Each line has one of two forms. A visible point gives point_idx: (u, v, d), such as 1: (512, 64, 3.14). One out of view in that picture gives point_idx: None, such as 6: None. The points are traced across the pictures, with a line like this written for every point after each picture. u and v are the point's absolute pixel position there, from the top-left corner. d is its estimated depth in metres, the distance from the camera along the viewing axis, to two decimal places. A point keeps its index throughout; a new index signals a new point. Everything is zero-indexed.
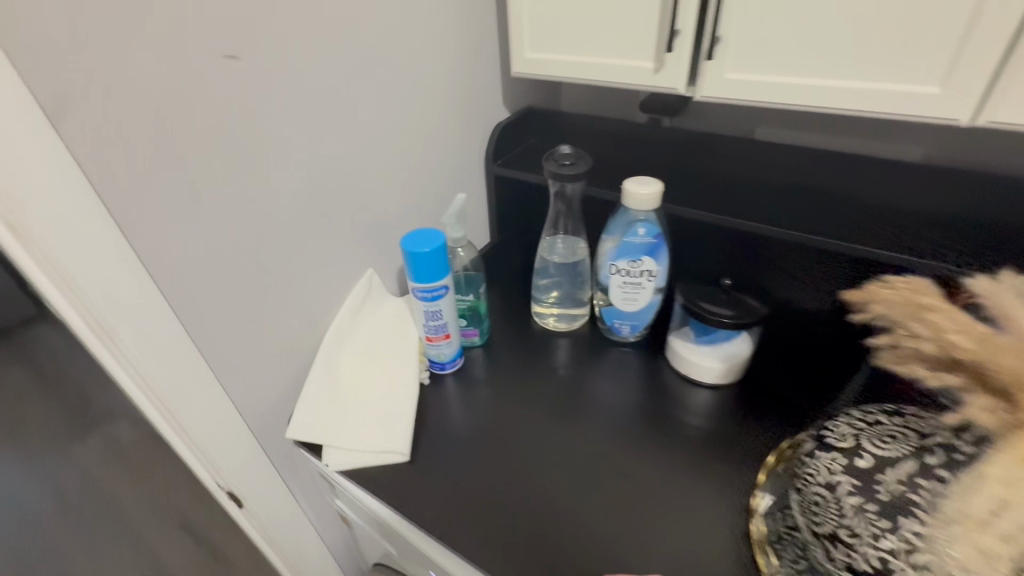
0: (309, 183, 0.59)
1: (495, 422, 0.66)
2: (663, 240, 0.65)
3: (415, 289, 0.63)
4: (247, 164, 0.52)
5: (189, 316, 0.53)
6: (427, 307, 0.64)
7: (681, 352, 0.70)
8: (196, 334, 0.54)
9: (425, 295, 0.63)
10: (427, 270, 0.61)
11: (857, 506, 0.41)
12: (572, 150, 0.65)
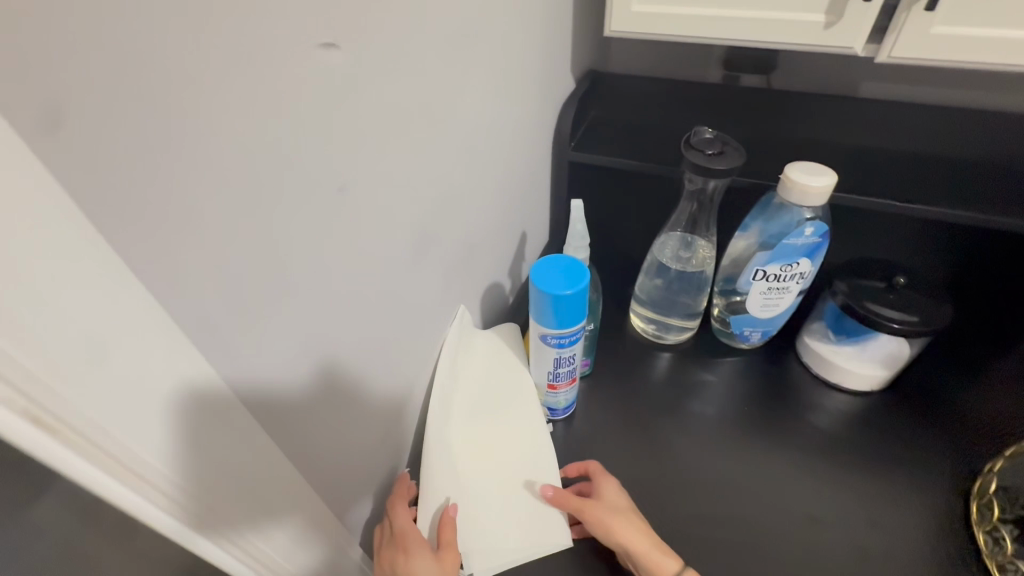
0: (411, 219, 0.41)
1: (642, 475, 0.55)
2: (827, 239, 0.54)
3: (544, 335, 0.49)
4: (353, 206, 0.34)
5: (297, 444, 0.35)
6: (557, 353, 0.51)
7: (823, 355, 0.62)
8: (306, 464, 0.37)
9: (557, 343, 0.49)
10: (566, 317, 0.47)
11: None
12: (714, 134, 0.53)
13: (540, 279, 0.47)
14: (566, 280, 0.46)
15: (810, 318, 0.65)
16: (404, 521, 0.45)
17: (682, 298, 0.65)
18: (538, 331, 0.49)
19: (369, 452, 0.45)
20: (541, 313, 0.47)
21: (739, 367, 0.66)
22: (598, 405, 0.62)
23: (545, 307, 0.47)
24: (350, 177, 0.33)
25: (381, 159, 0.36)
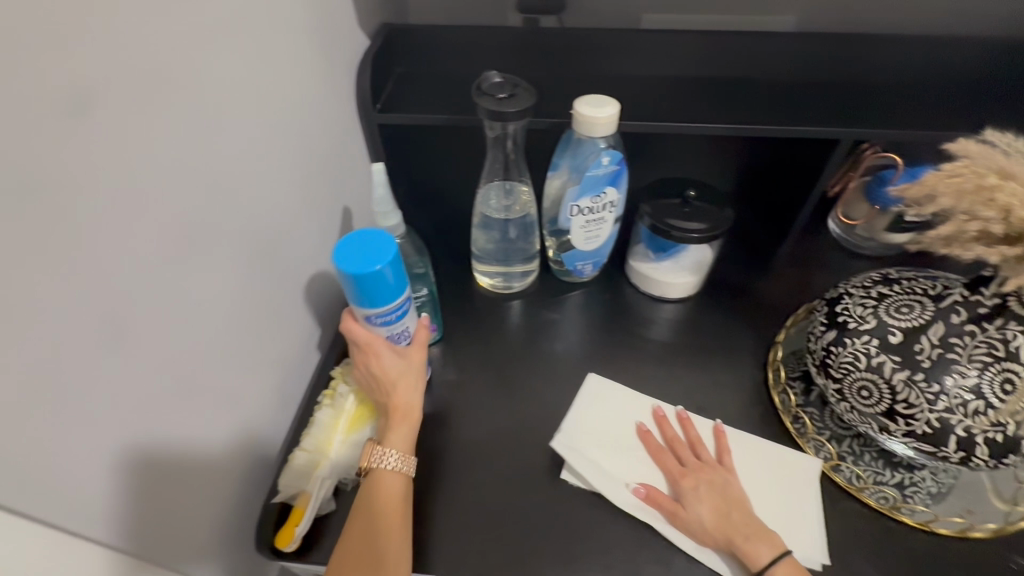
0: (166, 217, 0.36)
1: (503, 426, 0.57)
2: (623, 164, 0.58)
3: (369, 317, 0.47)
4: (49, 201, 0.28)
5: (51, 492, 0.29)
6: (389, 331, 0.49)
7: (646, 274, 0.67)
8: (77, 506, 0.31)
9: (383, 322, 0.48)
10: (383, 293, 0.45)
11: (861, 356, 0.47)
12: (501, 78, 0.52)
13: (346, 260, 0.44)
14: (372, 256, 0.44)
15: (632, 242, 0.70)
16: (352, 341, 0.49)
17: (515, 246, 0.66)
18: (362, 316, 0.47)
19: (187, 482, 0.40)
20: (354, 293, 0.45)
21: (580, 302, 0.69)
22: (453, 369, 0.62)
23: (361, 287, 0.44)
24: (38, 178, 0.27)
25: (85, 150, 0.30)
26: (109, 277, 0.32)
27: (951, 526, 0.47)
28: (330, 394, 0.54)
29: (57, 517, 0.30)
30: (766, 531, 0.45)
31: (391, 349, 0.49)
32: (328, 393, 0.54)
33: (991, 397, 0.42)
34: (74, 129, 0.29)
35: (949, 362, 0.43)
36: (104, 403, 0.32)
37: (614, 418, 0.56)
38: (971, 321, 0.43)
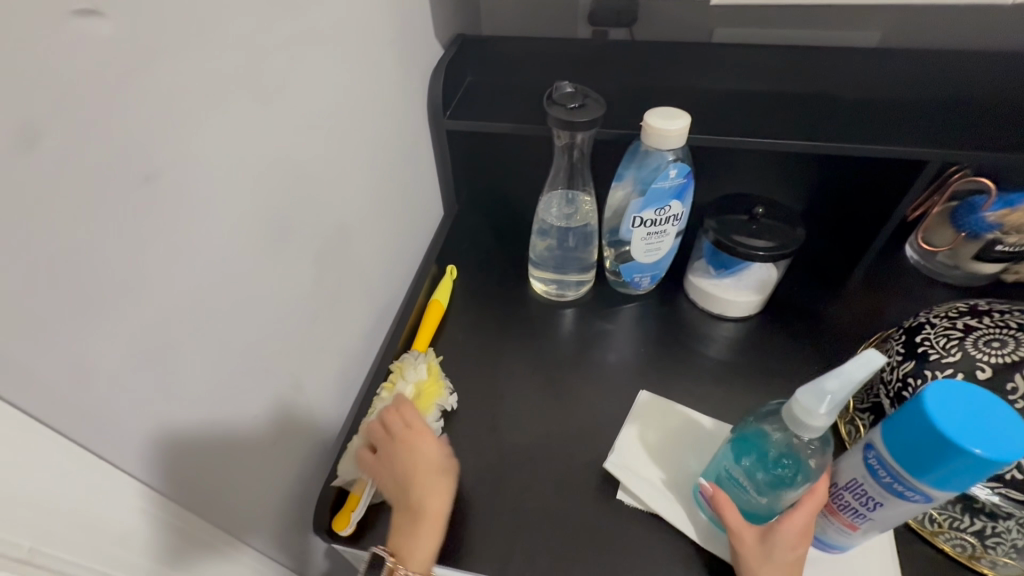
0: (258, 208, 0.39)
1: (551, 432, 0.57)
2: (690, 178, 0.58)
3: (885, 478, 0.36)
4: (171, 187, 0.31)
5: (147, 450, 0.32)
6: (862, 477, 0.37)
7: (706, 291, 0.65)
8: (169, 465, 0.34)
9: (891, 485, 0.36)
10: (951, 478, 0.32)
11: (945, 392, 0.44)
12: (573, 88, 0.53)
13: (935, 407, 0.32)
14: (1005, 440, 0.30)
15: (693, 257, 0.68)
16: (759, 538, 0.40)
17: (574, 254, 0.67)
18: (885, 456, 0.35)
19: (256, 455, 0.43)
20: (896, 460, 0.34)
21: (635, 313, 0.68)
22: (506, 373, 0.62)
23: (905, 436, 0.33)
24: (159, 166, 0.30)
25: (201, 142, 0.33)
26: (209, 257, 0.35)
27: None
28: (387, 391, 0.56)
29: (148, 478, 0.33)
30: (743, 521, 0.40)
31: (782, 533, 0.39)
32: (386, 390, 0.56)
33: None
34: (197, 123, 0.32)
35: None
36: (198, 375, 0.35)
37: (665, 435, 0.55)
38: None
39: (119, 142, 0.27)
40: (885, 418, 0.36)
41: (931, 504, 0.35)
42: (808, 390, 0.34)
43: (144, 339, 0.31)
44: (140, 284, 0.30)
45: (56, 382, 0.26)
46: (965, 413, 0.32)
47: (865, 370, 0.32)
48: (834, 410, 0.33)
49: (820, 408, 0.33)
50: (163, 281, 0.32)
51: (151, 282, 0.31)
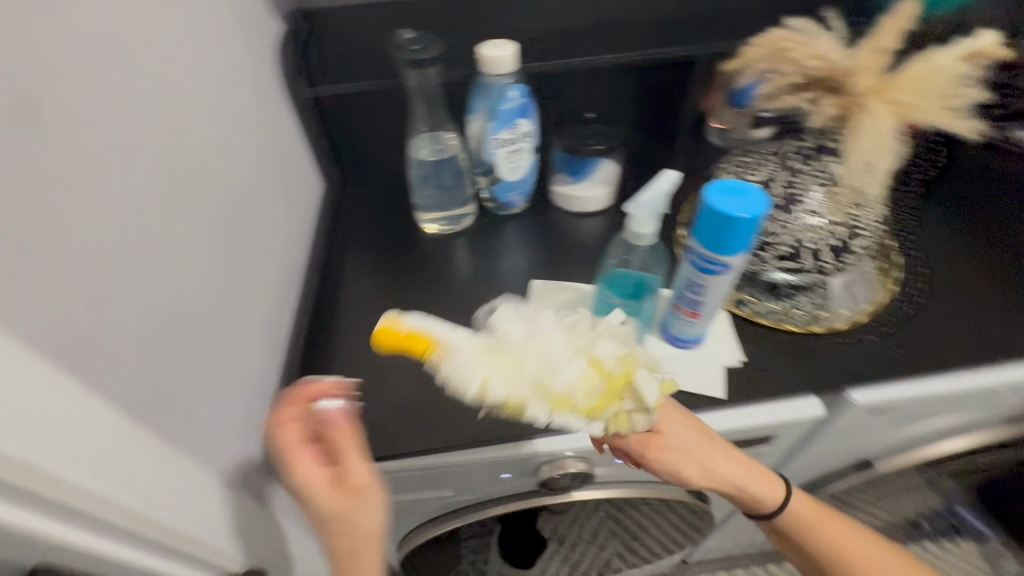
0: (173, 172, 0.42)
1: (471, 336, 0.65)
2: (529, 98, 0.68)
3: (700, 266, 0.50)
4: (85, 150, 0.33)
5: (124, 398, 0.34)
6: (691, 273, 0.51)
7: (568, 195, 0.78)
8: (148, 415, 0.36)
9: (704, 268, 0.50)
10: (734, 244, 0.47)
11: None
12: (414, 33, 0.61)
13: (714, 200, 0.47)
14: (756, 209, 0.46)
15: (551, 171, 0.80)
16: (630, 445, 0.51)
17: (453, 190, 0.75)
18: (696, 249, 0.50)
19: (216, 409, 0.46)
20: (702, 249, 0.49)
21: (517, 229, 0.79)
22: (421, 302, 0.70)
23: (705, 227, 0.47)
24: (77, 131, 0.32)
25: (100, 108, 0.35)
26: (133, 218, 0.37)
27: (821, 327, 0.61)
28: (538, 387, 0.38)
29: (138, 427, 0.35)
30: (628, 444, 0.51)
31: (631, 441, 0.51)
32: (523, 404, 0.38)
33: (827, 219, 0.56)
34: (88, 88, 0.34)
35: (799, 197, 0.56)
36: (149, 328, 0.37)
37: (560, 305, 0.66)
38: (811, 167, 0.56)
39: (32, 107, 0.29)
40: (693, 225, 0.50)
41: (731, 273, 0.50)
42: (631, 206, 0.46)
43: (96, 288, 0.33)
44: (82, 240, 0.32)
45: (38, 331, 0.28)
46: (734, 201, 0.47)
47: (669, 184, 0.46)
48: (650, 212, 0.45)
49: (641, 213, 0.45)
50: (102, 238, 0.33)
51: (92, 238, 0.33)
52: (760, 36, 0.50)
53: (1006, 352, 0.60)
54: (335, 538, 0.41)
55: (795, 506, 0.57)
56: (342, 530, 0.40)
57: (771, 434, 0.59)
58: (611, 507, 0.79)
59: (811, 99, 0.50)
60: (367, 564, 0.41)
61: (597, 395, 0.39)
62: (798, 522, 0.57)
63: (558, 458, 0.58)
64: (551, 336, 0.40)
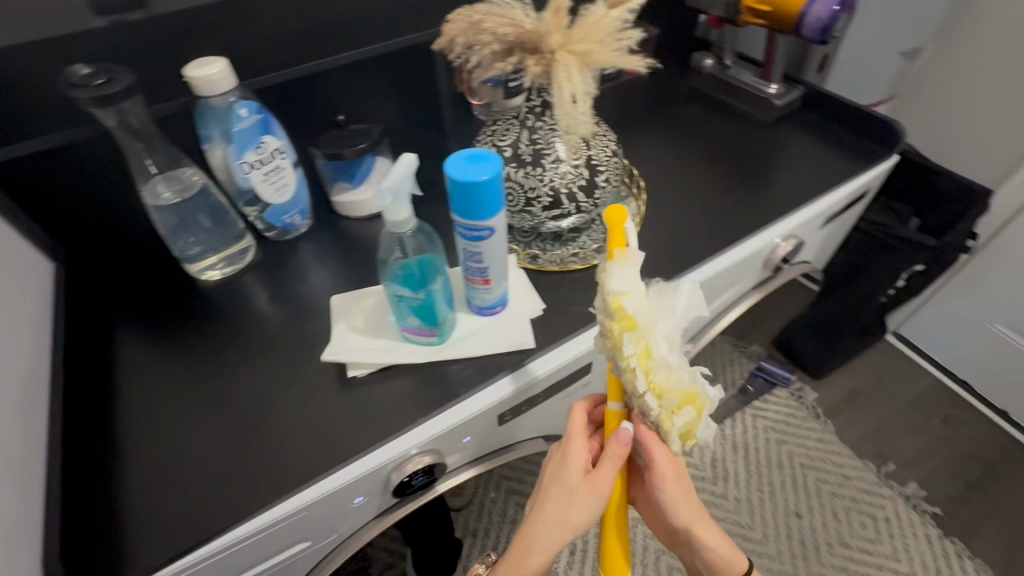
0: None
1: (281, 373, 0.61)
2: (266, 113, 0.65)
3: (469, 235, 0.53)
4: None
5: None
6: (465, 245, 0.54)
7: (350, 202, 0.76)
8: None
9: (473, 236, 0.53)
10: (488, 207, 0.50)
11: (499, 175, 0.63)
12: (95, 68, 0.53)
13: (456, 171, 0.49)
14: (492, 170, 0.49)
15: (325, 181, 0.77)
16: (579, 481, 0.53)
17: (216, 230, 0.69)
18: (459, 221, 0.52)
19: None
20: (463, 219, 0.51)
21: (308, 249, 0.75)
22: (214, 359, 0.63)
23: (457, 199, 0.50)
24: None
25: None
26: None
27: (601, 256, 0.71)
28: (648, 351, 0.43)
29: None
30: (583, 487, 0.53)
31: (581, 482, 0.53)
32: (622, 341, 0.43)
33: (571, 166, 0.62)
34: None
35: (544, 153, 0.62)
36: None
37: (365, 310, 0.64)
38: (545, 122, 0.61)
39: None
40: (449, 200, 0.52)
41: (497, 233, 0.53)
42: (376, 197, 0.47)
43: None
44: None
45: None
46: (473, 167, 0.50)
47: (407, 169, 0.47)
48: (396, 198, 0.46)
49: (387, 201, 0.46)
50: None
51: None
52: (455, 16, 0.54)
53: (734, 235, 0.74)
54: (556, 461, 0.57)
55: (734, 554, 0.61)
56: (574, 441, 0.56)
57: (589, 362, 0.66)
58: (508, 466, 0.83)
59: (517, 62, 0.54)
60: (560, 491, 0.54)
61: (668, 391, 0.45)
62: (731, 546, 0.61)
63: (406, 459, 0.56)
64: (672, 320, 0.45)
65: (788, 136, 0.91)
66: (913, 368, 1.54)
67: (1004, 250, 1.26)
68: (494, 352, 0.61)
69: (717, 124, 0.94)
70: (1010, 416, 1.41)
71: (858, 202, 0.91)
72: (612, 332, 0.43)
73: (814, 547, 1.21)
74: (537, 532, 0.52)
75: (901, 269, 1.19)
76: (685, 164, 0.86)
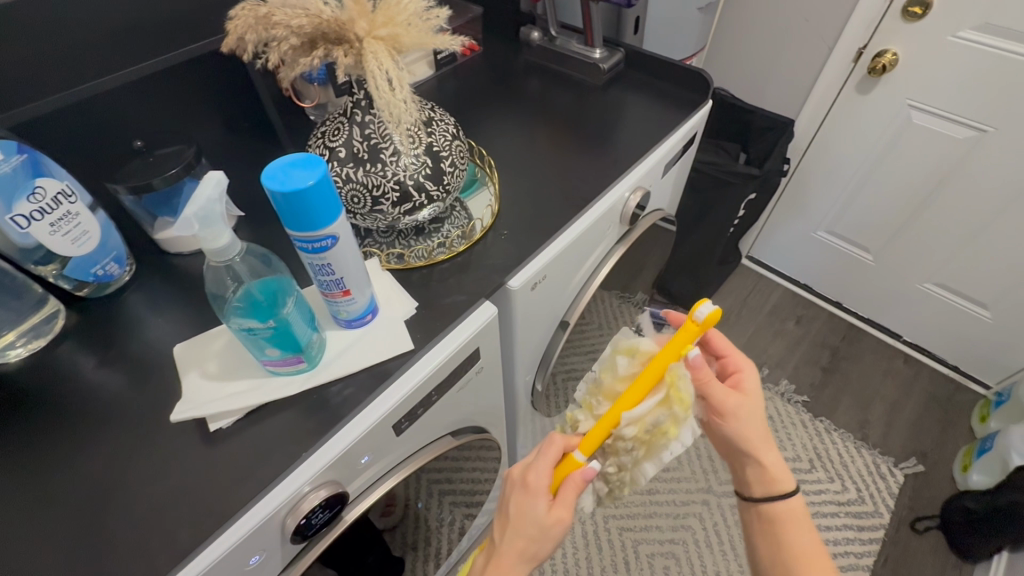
0: None
1: (128, 448, 0.52)
2: (32, 151, 0.54)
3: (313, 248, 0.49)
4: None
5: None
6: (310, 259, 0.50)
7: (179, 237, 0.67)
8: None
9: (317, 247, 0.49)
10: (323, 212, 0.46)
11: (339, 177, 0.60)
12: None
13: (278, 181, 0.45)
14: (320, 174, 0.46)
15: (140, 220, 0.67)
16: (543, 513, 0.52)
17: (5, 304, 0.57)
18: (297, 235, 0.48)
19: None
20: (302, 232, 0.47)
21: (136, 300, 0.65)
22: (34, 455, 0.52)
23: (287, 211, 0.45)
24: None
25: None
26: None
27: (466, 241, 0.70)
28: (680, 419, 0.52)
29: None
30: (549, 521, 0.52)
31: (546, 514, 0.52)
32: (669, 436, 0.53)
33: (412, 156, 0.60)
34: None
35: (380, 147, 0.59)
36: None
37: (216, 354, 0.57)
38: (374, 116, 0.58)
39: None
40: (280, 214, 0.47)
41: (344, 239, 0.50)
42: (182, 226, 0.41)
43: None
44: None
45: None
46: (298, 174, 0.46)
47: (214, 187, 0.42)
48: (206, 223, 0.41)
49: (195, 229, 0.40)
50: None
51: None
52: (241, 15, 0.49)
53: (589, 196, 0.78)
54: (516, 492, 0.55)
55: (791, 543, 0.55)
56: (534, 469, 0.54)
57: (475, 348, 0.65)
58: (430, 470, 0.81)
59: (324, 55, 0.50)
60: (528, 526, 0.52)
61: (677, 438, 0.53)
62: (791, 513, 0.56)
63: (300, 500, 0.52)
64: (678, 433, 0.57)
65: (619, 96, 0.97)
66: (767, 283, 1.76)
67: (812, 169, 1.49)
68: (373, 363, 0.58)
69: (554, 94, 0.97)
70: (843, 305, 1.68)
71: (689, 147, 1.00)
72: (668, 423, 0.52)
73: (719, 459, 1.35)
74: (503, 569, 0.50)
75: (739, 200, 1.34)
76: (533, 136, 0.88)
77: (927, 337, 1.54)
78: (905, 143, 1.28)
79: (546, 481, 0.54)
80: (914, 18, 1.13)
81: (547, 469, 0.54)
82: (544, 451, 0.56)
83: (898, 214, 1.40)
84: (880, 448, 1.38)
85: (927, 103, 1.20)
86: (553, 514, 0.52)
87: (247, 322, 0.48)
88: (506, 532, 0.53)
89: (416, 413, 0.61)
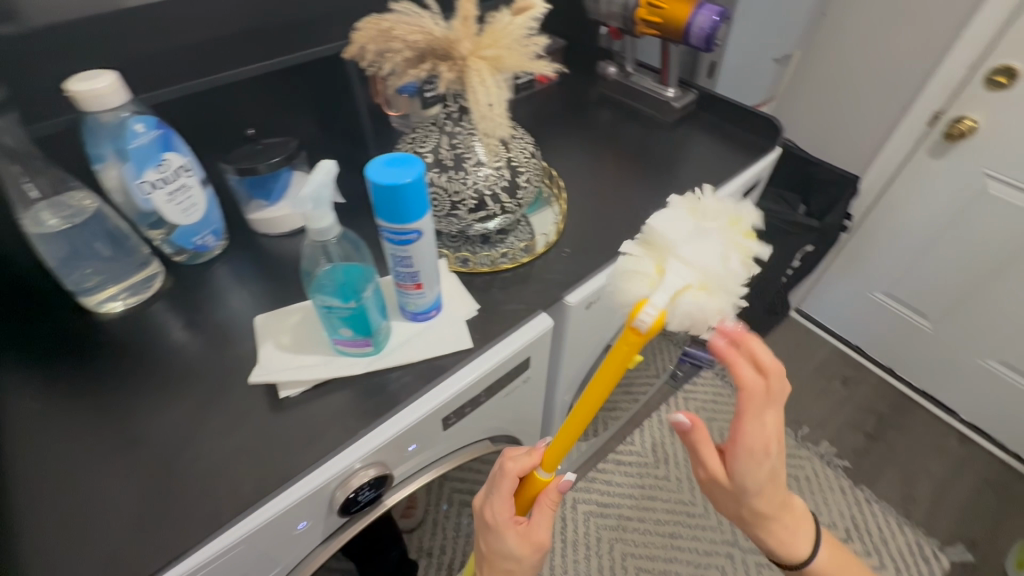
0: None
1: (204, 402, 0.57)
2: (165, 128, 0.61)
3: (397, 240, 0.53)
4: None
5: None
6: (393, 250, 0.54)
7: (269, 219, 0.73)
8: None
9: (401, 240, 0.53)
10: (413, 208, 0.50)
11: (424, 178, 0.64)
12: None
13: (378, 175, 0.49)
14: (414, 172, 0.49)
15: (239, 200, 0.74)
16: (515, 537, 0.55)
17: (118, 259, 0.64)
18: (386, 227, 0.52)
19: None
20: (390, 223, 0.51)
21: (225, 271, 0.71)
22: (125, 396, 0.58)
23: (382, 203, 0.50)
24: None
25: None
26: None
27: (529, 254, 0.73)
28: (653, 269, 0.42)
29: None
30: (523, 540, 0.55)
31: (518, 536, 0.55)
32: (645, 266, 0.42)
33: (493, 168, 0.64)
34: None
35: (466, 155, 0.63)
36: None
37: (292, 328, 0.62)
38: (465, 127, 0.62)
39: None
40: (373, 206, 0.51)
41: (425, 236, 0.54)
42: (297, 204, 0.45)
43: None
44: None
45: None
46: (397, 171, 0.50)
47: (327, 173, 0.46)
48: (318, 203, 0.45)
49: (307, 207, 0.45)
50: None
51: None
52: (367, 25, 0.55)
53: None
54: (484, 531, 0.58)
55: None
56: (490, 507, 0.56)
57: (526, 357, 0.68)
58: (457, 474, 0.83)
59: (434, 68, 0.55)
60: (503, 561, 0.56)
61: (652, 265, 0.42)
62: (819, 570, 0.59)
63: (349, 476, 0.54)
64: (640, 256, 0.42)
65: (687, 135, 0.99)
66: (815, 339, 1.71)
67: (875, 227, 1.45)
68: (431, 357, 0.61)
69: (624, 127, 1.00)
70: (895, 372, 1.61)
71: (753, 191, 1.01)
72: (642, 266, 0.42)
73: None
74: None
75: (795, 250, 1.33)
76: (600, 164, 0.92)
77: (985, 417, 1.46)
78: (977, 211, 1.24)
79: (510, 513, 0.56)
80: (998, 87, 1.11)
81: (506, 505, 0.55)
82: (500, 484, 0.56)
83: (965, 284, 1.34)
84: (924, 528, 1.30)
85: (1005, 174, 1.17)
86: (524, 530, 0.56)
87: (327, 300, 0.52)
88: (487, 565, 0.58)
89: (463, 410, 0.64)
